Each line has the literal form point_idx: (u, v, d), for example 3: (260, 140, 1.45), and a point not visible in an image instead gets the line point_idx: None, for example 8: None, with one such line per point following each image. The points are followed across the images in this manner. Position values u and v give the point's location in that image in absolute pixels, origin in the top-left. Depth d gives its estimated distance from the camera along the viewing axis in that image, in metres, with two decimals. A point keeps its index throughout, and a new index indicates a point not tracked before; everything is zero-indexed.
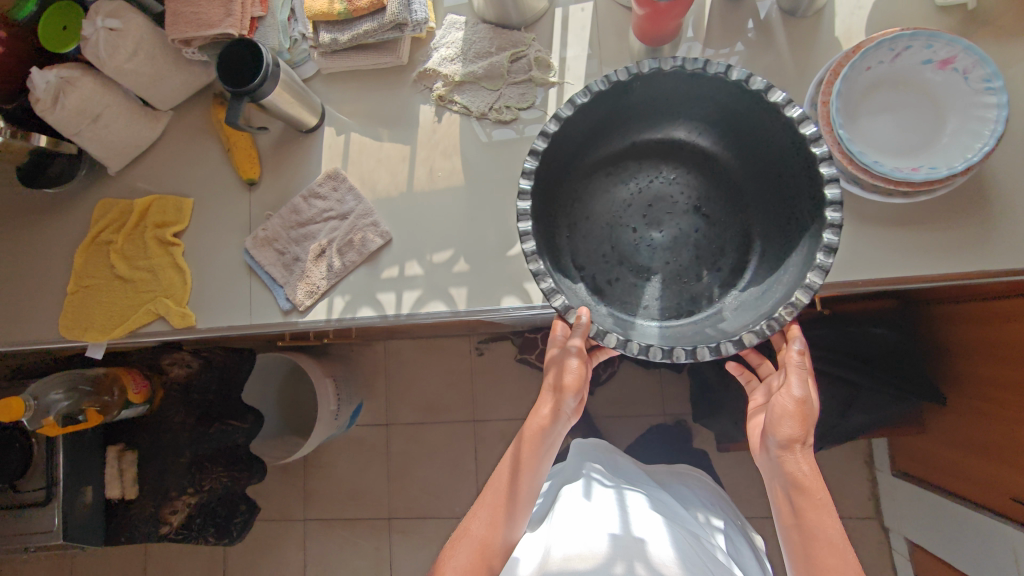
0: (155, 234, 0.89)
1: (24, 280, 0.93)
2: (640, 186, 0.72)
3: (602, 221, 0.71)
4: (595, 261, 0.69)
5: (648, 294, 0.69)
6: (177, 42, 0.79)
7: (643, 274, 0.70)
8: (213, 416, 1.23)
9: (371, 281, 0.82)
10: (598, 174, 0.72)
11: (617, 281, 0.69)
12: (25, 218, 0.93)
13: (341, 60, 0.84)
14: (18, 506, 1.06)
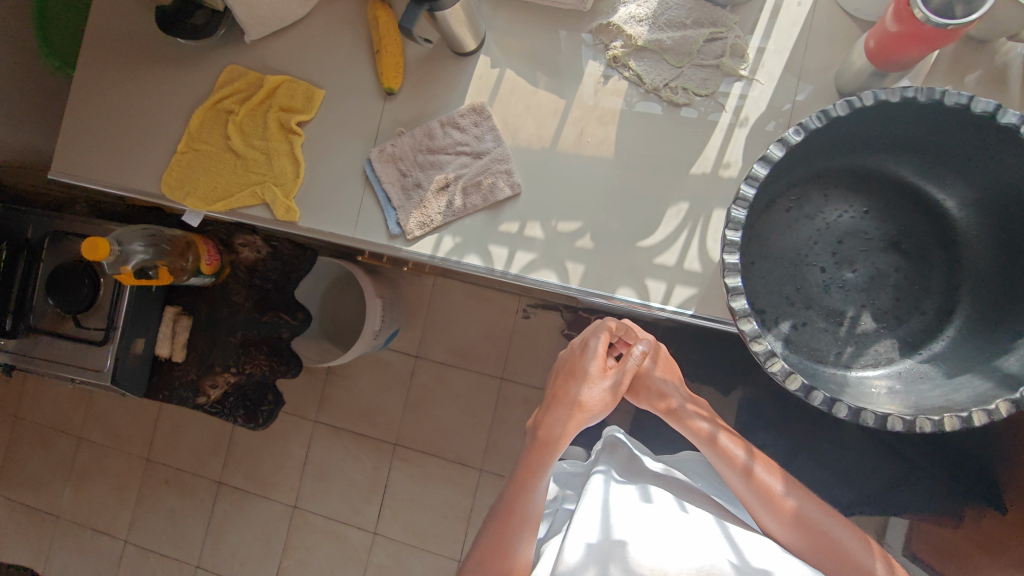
0: (278, 118, 0.85)
1: (135, 127, 0.90)
2: (828, 221, 0.70)
3: (789, 258, 0.69)
4: (780, 303, 0.68)
5: (838, 338, 0.68)
6: None
7: (835, 316, 0.68)
8: (269, 306, 1.23)
9: (487, 230, 0.78)
10: (784, 207, 0.70)
11: (805, 326, 0.68)
12: (151, 63, 0.90)
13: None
14: (78, 339, 1.09)
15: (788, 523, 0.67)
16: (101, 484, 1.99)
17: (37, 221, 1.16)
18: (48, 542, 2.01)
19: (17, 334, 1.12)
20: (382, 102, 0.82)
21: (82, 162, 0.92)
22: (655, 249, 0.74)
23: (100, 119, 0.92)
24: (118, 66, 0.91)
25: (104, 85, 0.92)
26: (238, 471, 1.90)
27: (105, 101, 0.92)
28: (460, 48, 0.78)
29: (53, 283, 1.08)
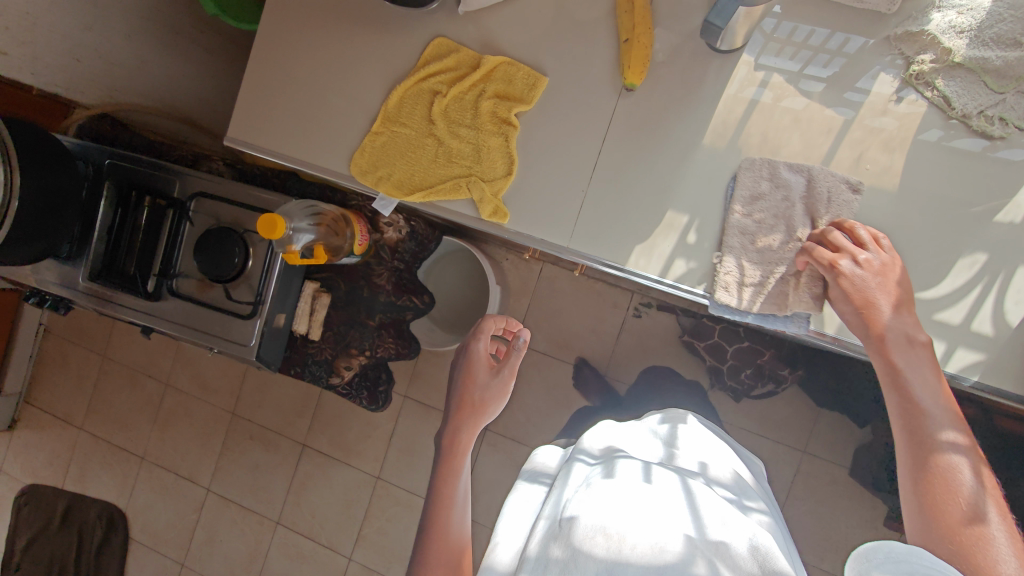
0: (492, 105, 0.76)
1: (326, 98, 0.82)
2: None
3: None
4: None
5: None
6: None
7: None
8: (406, 288, 1.17)
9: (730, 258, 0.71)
10: None
11: None
12: (346, 27, 0.81)
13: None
14: (225, 310, 1.05)
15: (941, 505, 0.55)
16: (185, 431, 2.01)
17: (182, 179, 1.10)
18: (133, 479, 2.05)
19: (160, 295, 1.09)
20: (619, 98, 0.73)
21: (262, 130, 0.84)
22: (937, 303, 0.70)
23: (285, 85, 0.83)
24: (308, 25, 0.82)
25: (291, 46, 0.83)
26: (324, 435, 1.90)
27: (291, 64, 0.83)
28: (723, 48, 0.68)
29: (202, 248, 1.03)
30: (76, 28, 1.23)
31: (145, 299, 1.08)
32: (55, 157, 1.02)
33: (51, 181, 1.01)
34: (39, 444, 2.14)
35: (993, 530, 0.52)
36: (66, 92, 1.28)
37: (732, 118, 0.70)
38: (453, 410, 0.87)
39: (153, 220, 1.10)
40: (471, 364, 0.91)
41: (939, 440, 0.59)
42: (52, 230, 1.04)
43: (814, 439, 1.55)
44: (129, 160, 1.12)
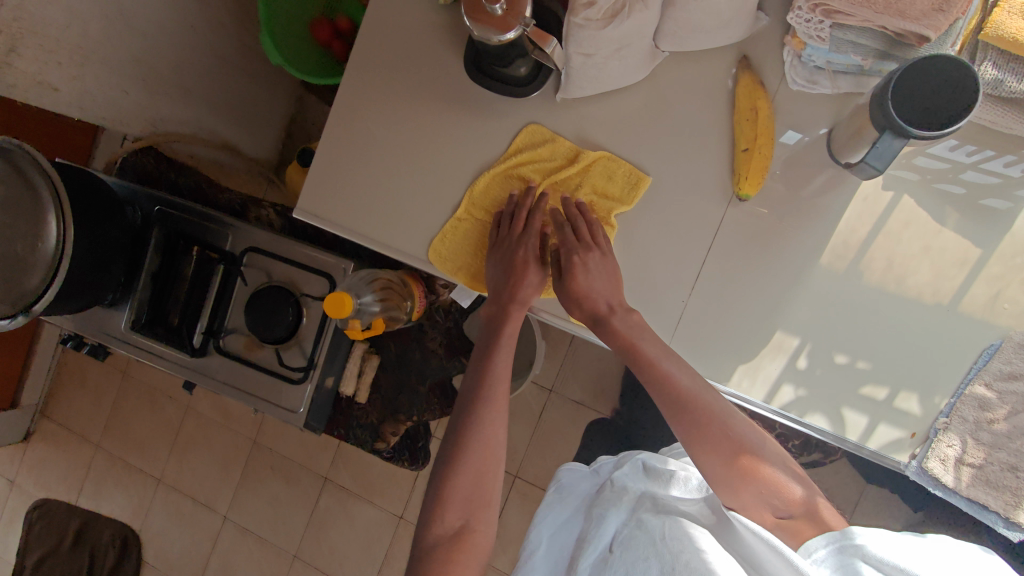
0: (584, 202, 0.72)
1: (406, 177, 0.77)
2: None
3: None
4: None
5: None
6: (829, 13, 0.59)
7: None
8: (459, 351, 1.13)
9: (844, 390, 0.66)
10: None
11: None
12: (432, 105, 0.76)
13: (985, 111, 0.63)
14: (276, 373, 1.00)
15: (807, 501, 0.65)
16: (205, 455, 1.98)
17: (234, 232, 1.05)
18: (149, 501, 2.02)
19: (206, 352, 1.04)
20: (727, 206, 0.68)
21: (335, 206, 0.80)
22: None
23: (361, 160, 0.79)
24: (390, 99, 0.77)
25: (371, 120, 0.78)
26: (347, 470, 1.87)
27: (369, 139, 0.78)
28: (843, 160, 0.64)
29: (254, 307, 0.99)
30: (125, 60, 1.19)
31: (190, 356, 1.03)
32: (107, 209, 0.98)
33: (103, 234, 0.97)
34: (53, 460, 2.11)
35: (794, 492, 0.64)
36: (111, 125, 1.23)
37: (853, 239, 0.65)
38: None
39: (202, 273, 1.06)
40: (517, 257, 0.73)
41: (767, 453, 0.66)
42: (99, 284, 1.00)
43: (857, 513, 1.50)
44: (179, 209, 1.07)
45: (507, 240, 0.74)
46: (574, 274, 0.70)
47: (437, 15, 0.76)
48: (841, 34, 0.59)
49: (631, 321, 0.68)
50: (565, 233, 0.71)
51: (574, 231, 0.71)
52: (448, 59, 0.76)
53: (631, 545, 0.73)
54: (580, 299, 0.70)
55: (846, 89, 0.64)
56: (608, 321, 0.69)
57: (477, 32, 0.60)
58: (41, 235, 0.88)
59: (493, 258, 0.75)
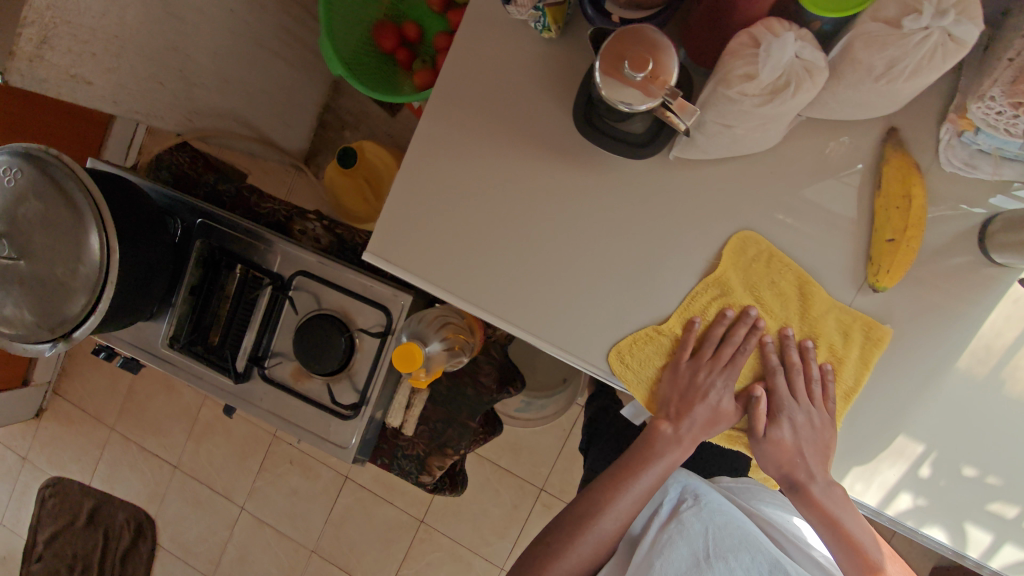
0: (810, 357, 0.67)
1: (496, 228, 0.72)
2: None
3: None
4: None
5: None
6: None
7: None
8: (508, 383, 1.08)
9: (966, 500, 0.66)
10: None
11: None
12: (526, 148, 0.70)
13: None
14: (325, 405, 0.95)
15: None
16: (222, 444, 1.95)
17: (280, 251, 0.97)
18: (164, 487, 2.00)
19: (249, 376, 0.98)
20: (857, 294, 0.66)
21: (414, 253, 0.75)
22: None
23: (445, 204, 0.73)
24: (481, 140, 0.71)
25: (456, 160, 0.71)
26: (368, 471, 1.84)
27: (455, 182, 0.72)
28: (997, 258, 0.62)
29: (303, 335, 0.93)
30: (165, 49, 1.09)
31: (232, 381, 0.98)
32: (148, 224, 0.91)
33: (143, 252, 0.90)
34: (66, 440, 2.08)
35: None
36: (145, 118, 1.15)
37: (995, 344, 0.64)
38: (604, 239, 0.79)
39: (246, 292, 0.99)
40: (692, 384, 0.70)
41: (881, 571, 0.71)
42: (137, 303, 0.93)
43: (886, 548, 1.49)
44: (220, 221, 0.99)
45: (707, 363, 0.70)
46: (778, 430, 0.69)
47: (539, 49, 0.68)
48: None
49: (832, 492, 0.69)
50: (777, 376, 0.68)
51: (790, 381, 0.67)
52: (549, 101, 0.68)
53: (668, 546, 0.79)
54: (782, 459, 0.69)
55: (1008, 176, 0.60)
56: (805, 488, 0.69)
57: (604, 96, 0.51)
58: (82, 257, 0.80)
59: (675, 369, 0.71)
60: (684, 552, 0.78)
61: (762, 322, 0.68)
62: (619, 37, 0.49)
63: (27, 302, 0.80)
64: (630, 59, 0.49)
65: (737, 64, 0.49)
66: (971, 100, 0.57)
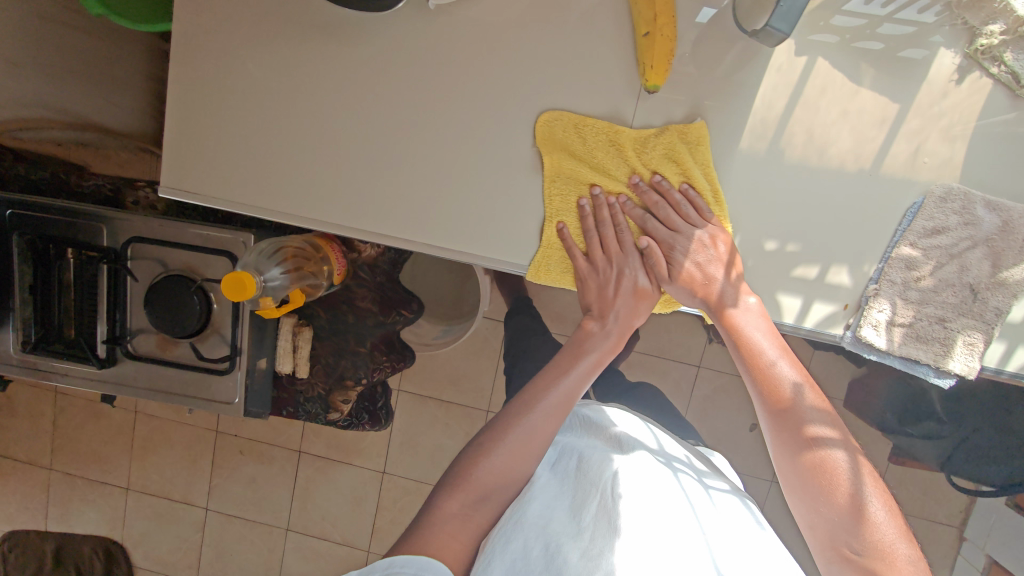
0: (692, 199, 0.65)
1: (256, 127, 0.68)
2: None
3: None
4: None
5: None
6: None
7: None
8: (392, 303, 1.06)
9: (778, 274, 0.65)
10: None
11: None
12: (288, 32, 0.65)
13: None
14: (198, 367, 0.93)
15: (871, 546, 0.57)
16: (167, 455, 1.91)
17: (107, 223, 0.91)
18: (122, 511, 1.95)
19: (115, 360, 0.95)
20: (638, 104, 0.63)
21: (204, 175, 0.69)
22: None
23: (218, 117, 0.68)
24: (238, 41, 0.65)
25: (213, 68, 0.66)
26: (319, 440, 1.84)
27: (226, 92, 0.67)
28: (750, 28, 0.58)
29: (153, 303, 0.89)
30: None
31: (98, 368, 0.94)
32: None
33: None
34: (4, 492, 1.98)
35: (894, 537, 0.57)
36: None
37: (772, 115, 0.61)
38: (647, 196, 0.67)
39: (83, 275, 0.92)
40: (616, 277, 0.69)
41: (803, 412, 0.62)
42: None
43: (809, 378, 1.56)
44: (35, 207, 0.91)
45: (605, 263, 0.69)
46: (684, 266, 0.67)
47: None
48: None
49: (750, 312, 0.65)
50: (658, 224, 0.67)
51: (669, 221, 0.66)
52: None
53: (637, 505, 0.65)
54: (696, 286, 0.67)
55: None
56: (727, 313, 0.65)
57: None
58: None
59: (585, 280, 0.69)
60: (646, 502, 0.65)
61: (655, 176, 0.66)
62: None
63: None
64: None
65: None
66: None
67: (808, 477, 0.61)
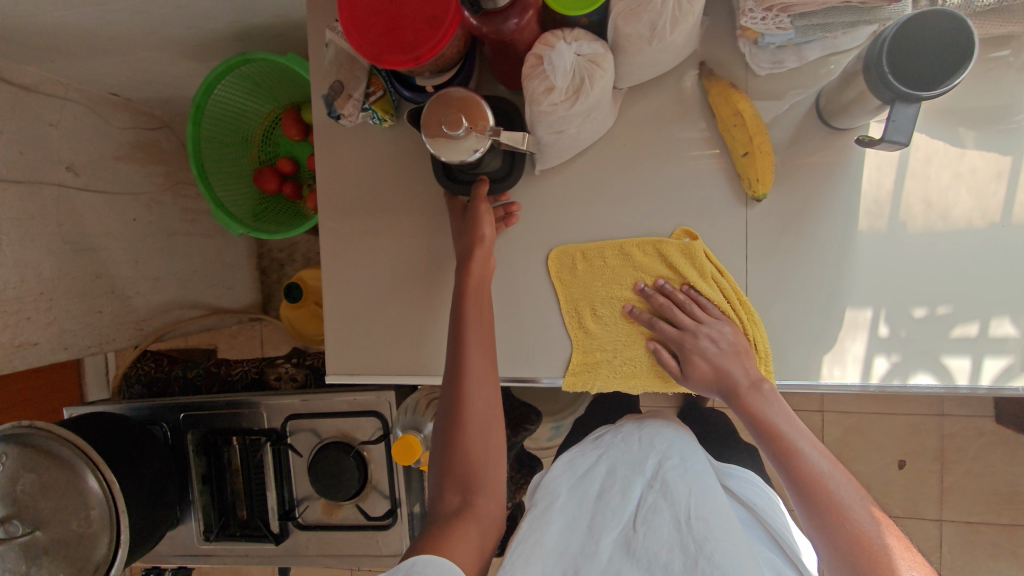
0: (698, 296, 0.68)
1: (403, 305, 0.77)
2: None
3: None
4: None
5: None
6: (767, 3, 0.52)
7: None
8: (520, 423, 1.10)
9: (934, 340, 0.63)
10: None
11: None
12: (417, 222, 0.75)
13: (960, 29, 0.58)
14: (363, 526, 0.98)
15: None
16: None
17: (265, 408, 1.01)
18: None
19: (287, 533, 1.01)
20: (747, 211, 0.66)
21: (369, 357, 0.79)
22: None
23: (373, 305, 0.78)
24: (379, 240, 0.76)
25: (363, 264, 0.77)
26: None
27: (372, 283, 0.77)
28: (837, 124, 0.62)
29: (315, 473, 0.95)
30: (88, 279, 1.13)
31: (274, 544, 1.00)
32: (137, 441, 0.94)
33: (145, 468, 0.93)
34: None
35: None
36: (101, 348, 1.18)
37: (883, 193, 0.63)
38: (680, 300, 0.68)
39: (250, 459, 1.01)
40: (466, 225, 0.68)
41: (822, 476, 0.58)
42: (160, 517, 0.95)
43: (944, 398, 1.38)
44: (202, 407, 1.02)
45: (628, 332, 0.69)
46: (696, 363, 0.66)
47: (390, 139, 0.74)
48: (805, 22, 0.53)
49: (762, 396, 0.63)
50: (664, 327, 0.67)
51: (675, 322, 0.67)
52: (418, 176, 0.74)
53: (652, 516, 0.65)
54: (709, 379, 0.65)
55: (813, 57, 0.62)
56: (739, 394, 0.64)
57: (444, 156, 0.57)
58: (88, 502, 0.83)
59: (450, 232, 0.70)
60: (666, 521, 0.63)
61: (660, 281, 0.69)
62: (438, 100, 0.55)
63: (61, 566, 0.84)
64: (445, 121, 0.55)
65: (535, 84, 0.55)
66: (742, 17, 0.56)
67: (814, 534, 0.56)
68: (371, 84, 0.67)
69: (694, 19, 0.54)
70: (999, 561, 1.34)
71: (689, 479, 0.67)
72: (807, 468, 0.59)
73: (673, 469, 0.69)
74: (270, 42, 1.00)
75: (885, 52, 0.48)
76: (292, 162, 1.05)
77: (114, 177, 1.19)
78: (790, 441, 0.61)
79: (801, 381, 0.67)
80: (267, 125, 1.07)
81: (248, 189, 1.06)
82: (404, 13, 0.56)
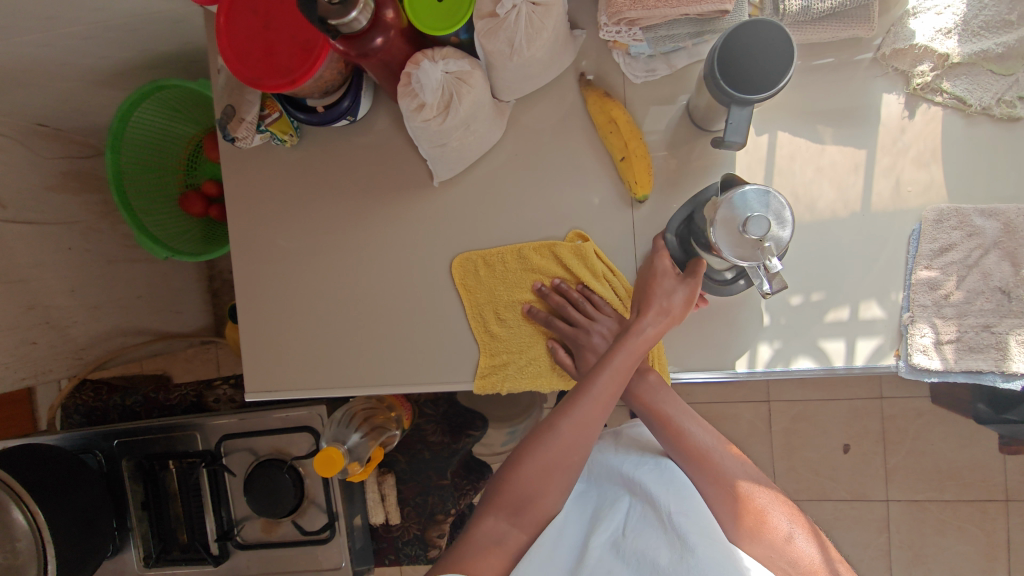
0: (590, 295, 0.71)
1: (316, 319, 0.78)
2: None
3: None
4: None
5: None
6: (616, 18, 0.56)
7: None
8: (461, 429, 1.12)
9: (811, 324, 0.66)
10: None
11: None
12: (326, 238, 0.77)
13: (805, 33, 0.62)
14: (302, 542, 0.99)
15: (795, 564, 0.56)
16: None
17: (201, 429, 1.01)
18: None
19: (228, 554, 1.01)
20: (633, 212, 0.69)
21: (287, 373, 0.80)
22: None
23: (288, 321, 0.79)
24: (290, 257, 0.78)
25: (275, 281, 0.78)
26: None
27: (285, 298, 0.78)
28: (707, 127, 0.66)
29: (252, 493, 0.95)
30: (20, 312, 1.13)
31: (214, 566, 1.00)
32: (69, 470, 0.93)
33: (78, 497, 0.92)
34: None
35: (804, 548, 0.57)
36: (39, 379, 1.18)
37: None
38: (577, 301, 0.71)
39: (187, 482, 1.00)
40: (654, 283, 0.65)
41: (709, 452, 0.62)
42: (95, 545, 0.95)
43: (882, 382, 1.42)
44: (137, 432, 1.02)
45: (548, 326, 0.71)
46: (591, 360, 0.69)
47: (294, 158, 0.76)
48: (654, 34, 0.57)
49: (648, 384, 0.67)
50: (560, 326, 0.70)
51: (570, 320, 0.70)
52: (323, 193, 0.76)
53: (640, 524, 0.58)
54: None
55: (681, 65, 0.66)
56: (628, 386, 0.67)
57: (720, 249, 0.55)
58: (14, 535, 0.83)
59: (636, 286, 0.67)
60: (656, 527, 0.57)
61: (557, 281, 0.72)
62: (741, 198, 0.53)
63: None
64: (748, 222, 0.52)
65: (407, 100, 0.57)
66: (602, 30, 0.60)
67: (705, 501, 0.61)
68: (265, 107, 0.69)
69: (553, 33, 0.58)
70: (945, 538, 1.38)
71: (671, 482, 0.62)
72: (691, 446, 0.63)
73: (654, 472, 0.63)
74: (188, 69, 1.01)
75: (724, 61, 0.51)
76: (216, 184, 1.05)
77: (45, 207, 1.18)
78: (680, 425, 0.64)
79: (696, 372, 0.70)
80: (191, 149, 1.08)
81: (174, 213, 1.06)
82: (279, 39, 0.59)
